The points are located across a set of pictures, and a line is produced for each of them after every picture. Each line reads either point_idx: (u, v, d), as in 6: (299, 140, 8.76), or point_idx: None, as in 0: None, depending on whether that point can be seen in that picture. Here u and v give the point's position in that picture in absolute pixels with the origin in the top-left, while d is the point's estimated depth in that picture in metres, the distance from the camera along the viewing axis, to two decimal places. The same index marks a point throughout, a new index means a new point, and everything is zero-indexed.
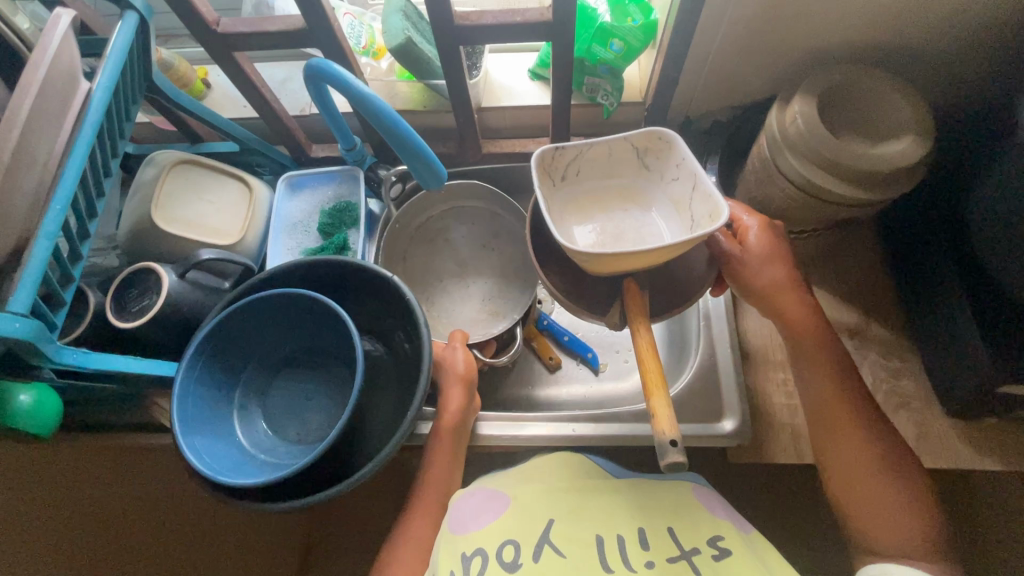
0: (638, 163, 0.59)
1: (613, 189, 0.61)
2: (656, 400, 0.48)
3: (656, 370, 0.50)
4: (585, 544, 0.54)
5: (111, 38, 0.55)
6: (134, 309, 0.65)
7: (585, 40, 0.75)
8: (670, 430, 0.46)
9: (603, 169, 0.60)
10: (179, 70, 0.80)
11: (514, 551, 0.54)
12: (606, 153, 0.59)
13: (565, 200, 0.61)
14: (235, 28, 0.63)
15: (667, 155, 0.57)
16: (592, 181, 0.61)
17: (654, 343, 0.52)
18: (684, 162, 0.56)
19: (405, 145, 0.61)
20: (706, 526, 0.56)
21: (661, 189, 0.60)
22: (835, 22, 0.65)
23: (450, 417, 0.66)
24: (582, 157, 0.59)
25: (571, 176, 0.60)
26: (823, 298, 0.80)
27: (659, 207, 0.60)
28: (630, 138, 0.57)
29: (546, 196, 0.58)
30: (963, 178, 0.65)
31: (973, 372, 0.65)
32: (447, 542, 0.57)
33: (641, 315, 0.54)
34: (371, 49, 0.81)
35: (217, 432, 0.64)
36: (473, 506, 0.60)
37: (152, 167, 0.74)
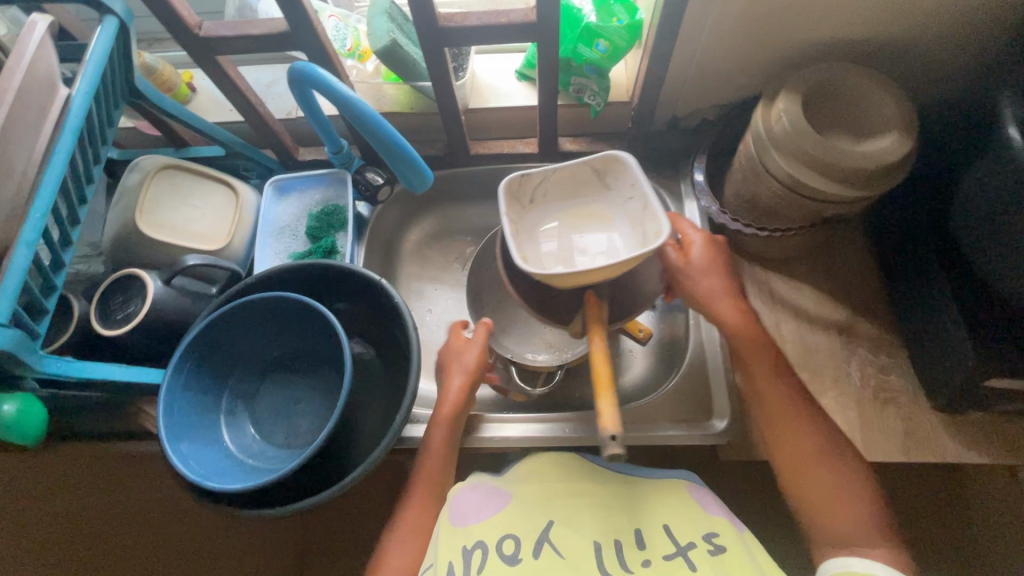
0: (599, 183, 0.64)
1: (576, 208, 0.66)
2: (603, 402, 0.50)
3: (607, 375, 0.52)
4: (584, 547, 0.54)
5: (91, 44, 0.54)
6: (119, 316, 0.64)
7: (571, 41, 0.75)
8: (612, 426, 0.48)
9: (566, 192, 0.65)
10: (163, 74, 0.79)
11: (514, 545, 0.54)
12: (568, 176, 0.64)
13: (533, 221, 0.66)
14: (217, 32, 0.62)
15: (623, 176, 0.62)
16: (558, 203, 0.66)
17: (608, 351, 0.55)
18: (637, 183, 0.61)
19: (391, 149, 0.62)
20: (700, 522, 0.56)
21: (618, 207, 0.64)
22: (819, 21, 0.65)
23: (448, 408, 0.65)
24: (548, 181, 0.64)
25: (538, 199, 0.65)
26: (812, 295, 0.80)
27: (618, 224, 0.64)
28: (590, 162, 0.63)
29: (515, 217, 0.63)
30: (944, 176, 0.66)
31: (958, 367, 0.66)
32: (447, 532, 0.57)
33: (597, 325, 0.57)
34: (356, 52, 0.80)
35: (204, 437, 0.63)
36: (477, 498, 0.59)
37: (136, 172, 0.73)
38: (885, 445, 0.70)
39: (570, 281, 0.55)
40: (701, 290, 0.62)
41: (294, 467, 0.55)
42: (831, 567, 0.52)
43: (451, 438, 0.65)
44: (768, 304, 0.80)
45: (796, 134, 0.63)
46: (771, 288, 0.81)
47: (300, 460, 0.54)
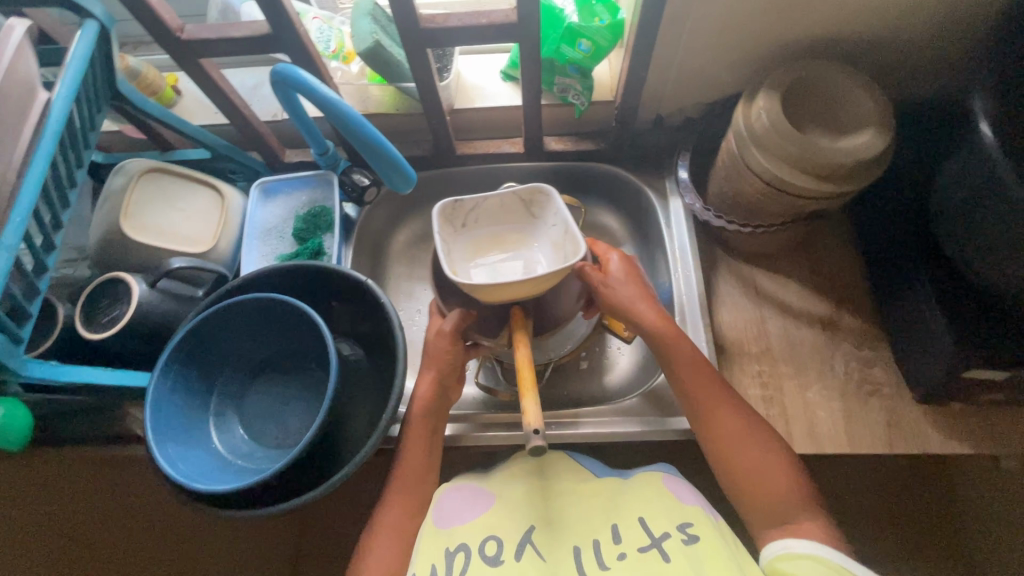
0: (527, 212, 0.68)
1: (505, 234, 0.69)
2: (527, 400, 0.53)
3: (529, 376, 0.56)
4: (565, 550, 0.55)
5: (70, 48, 0.54)
6: (104, 320, 0.64)
7: (553, 41, 0.75)
8: (535, 420, 0.51)
9: (495, 218, 0.68)
10: (147, 77, 0.79)
11: (497, 546, 0.55)
12: (497, 204, 0.67)
13: (465, 244, 0.68)
14: (199, 34, 0.62)
15: (547, 205, 0.66)
16: (489, 228, 0.68)
17: (531, 357, 0.59)
18: (560, 212, 0.64)
19: (373, 150, 0.62)
20: (675, 513, 0.56)
21: (544, 232, 0.68)
22: (797, 18, 0.66)
23: (420, 405, 0.64)
24: (478, 209, 0.67)
25: (470, 224, 0.68)
26: (796, 289, 0.81)
27: (544, 247, 0.67)
28: (518, 192, 0.66)
29: (447, 238, 0.66)
30: (921, 170, 0.67)
31: (938, 359, 0.67)
32: (430, 533, 0.58)
33: (522, 335, 0.61)
34: (340, 54, 0.80)
35: (192, 438, 0.63)
36: (460, 501, 0.61)
37: (120, 175, 0.73)
38: (869, 437, 0.71)
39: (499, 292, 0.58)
40: (622, 297, 0.65)
41: (281, 466, 0.55)
42: (773, 547, 0.55)
43: (424, 438, 0.64)
44: (753, 300, 0.81)
45: (774, 131, 0.64)
46: (756, 284, 0.82)
47: (287, 459, 0.55)
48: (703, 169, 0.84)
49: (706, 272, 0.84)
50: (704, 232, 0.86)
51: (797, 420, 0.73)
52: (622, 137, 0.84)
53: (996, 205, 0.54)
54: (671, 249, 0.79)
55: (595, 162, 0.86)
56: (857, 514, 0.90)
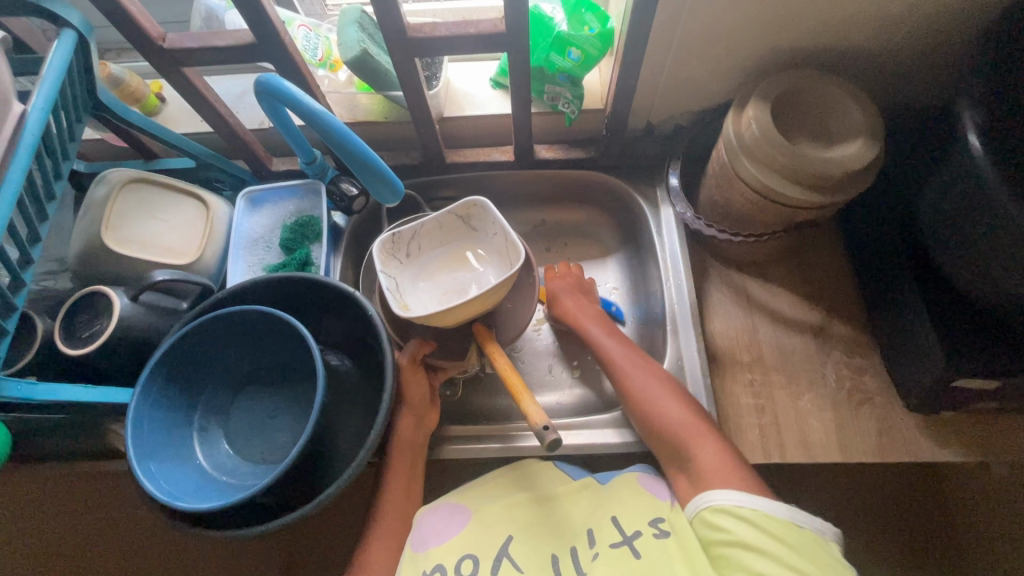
0: (466, 228, 0.68)
1: (450, 254, 0.69)
2: (525, 401, 0.55)
3: (520, 380, 0.57)
4: (543, 559, 0.56)
5: (47, 58, 0.53)
6: (84, 335, 0.63)
7: (543, 49, 0.75)
8: (541, 417, 0.54)
9: (438, 241, 0.69)
10: (130, 85, 0.78)
11: (473, 566, 0.56)
12: (436, 227, 0.68)
13: (415, 273, 0.68)
14: (181, 43, 0.61)
15: (484, 216, 0.67)
16: (433, 253, 0.69)
17: (512, 364, 0.61)
18: (495, 223, 0.65)
19: (358, 161, 0.61)
20: (646, 509, 0.58)
21: (488, 245, 0.68)
22: (785, 27, 0.66)
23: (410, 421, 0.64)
24: (418, 235, 0.67)
25: (415, 252, 0.68)
26: (787, 298, 0.81)
27: (490, 261, 0.68)
28: (452, 210, 0.67)
29: (395, 273, 0.66)
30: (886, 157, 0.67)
31: (927, 368, 0.67)
32: (408, 559, 0.57)
33: (495, 346, 0.63)
34: (328, 62, 0.79)
35: (175, 454, 0.62)
36: (437, 522, 0.60)
37: (102, 185, 0.71)
38: (860, 446, 0.71)
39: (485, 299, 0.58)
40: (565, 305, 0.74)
41: (264, 485, 0.54)
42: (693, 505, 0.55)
43: (411, 459, 0.64)
44: (744, 308, 0.81)
45: (764, 142, 0.64)
46: (747, 292, 0.82)
47: (271, 478, 0.54)
48: (694, 176, 0.84)
49: (698, 280, 0.83)
50: (695, 240, 0.86)
51: (788, 428, 0.72)
52: (612, 145, 0.83)
53: (983, 215, 0.55)
54: (662, 257, 0.79)
55: (586, 170, 0.86)
56: (856, 525, 0.90)
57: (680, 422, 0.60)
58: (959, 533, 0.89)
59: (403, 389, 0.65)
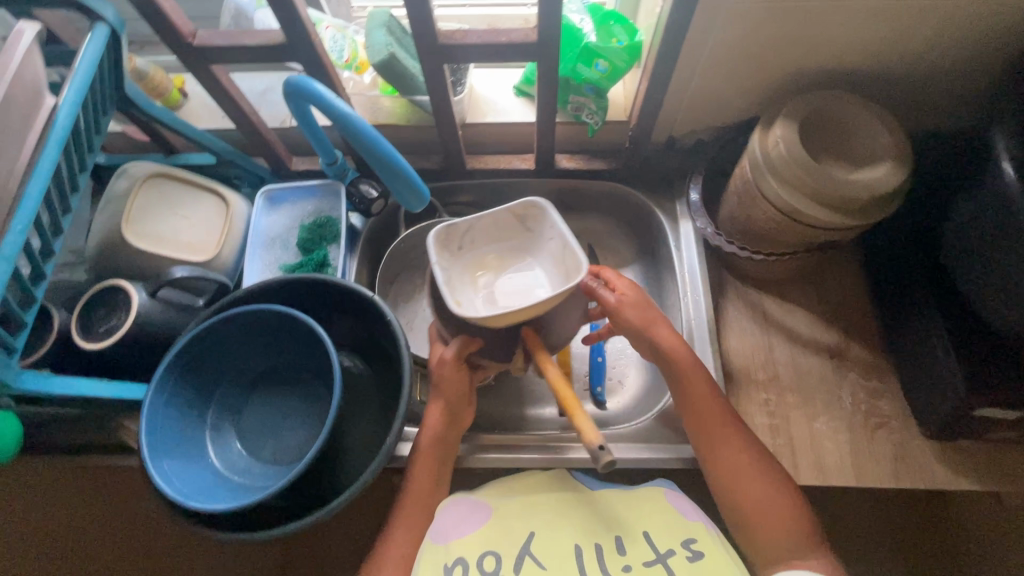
0: (520, 228, 0.67)
1: (503, 251, 0.68)
2: (579, 419, 0.52)
3: (574, 396, 0.55)
4: (565, 556, 0.55)
5: (80, 50, 0.53)
6: (101, 329, 0.62)
7: (570, 60, 0.74)
8: (595, 437, 0.51)
9: (491, 236, 0.67)
10: (155, 79, 0.78)
11: (495, 562, 0.55)
12: (492, 222, 0.66)
13: (465, 267, 0.67)
14: (212, 41, 0.61)
15: (542, 219, 0.65)
16: (486, 247, 0.68)
17: (562, 372, 0.58)
18: (555, 227, 0.64)
19: (384, 164, 0.61)
20: (678, 528, 0.56)
21: (541, 248, 0.67)
22: (819, 46, 0.65)
23: (430, 432, 0.63)
24: (474, 230, 0.66)
25: (468, 245, 0.67)
26: (803, 318, 0.81)
27: (542, 263, 0.67)
28: (510, 208, 0.65)
29: (447, 267, 0.65)
30: (937, 187, 0.67)
31: (947, 393, 0.66)
32: (428, 552, 0.55)
33: (545, 355, 0.59)
34: (354, 63, 0.78)
35: (188, 453, 0.62)
36: (458, 515, 0.59)
37: (124, 179, 0.71)
38: (875, 471, 0.70)
39: (516, 315, 0.57)
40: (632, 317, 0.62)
41: (280, 488, 0.53)
42: None
43: (435, 466, 0.62)
44: (762, 327, 0.80)
45: (791, 161, 0.64)
46: (764, 310, 0.82)
47: (289, 479, 0.53)
48: (716, 191, 0.83)
49: (715, 296, 0.83)
50: (713, 256, 0.85)
51: (802, 450, 0.72)
52: (634, 158, 0.83)
53: (1012, 246, 0.54)
54: (681, 272, 0.78)
55: (606, 181, 0.85)
56: (862, 551, 0.89)
57: (727, 443, 0.61)
58: (965, 568, 0.88)
59: (440, 385, 0.63)
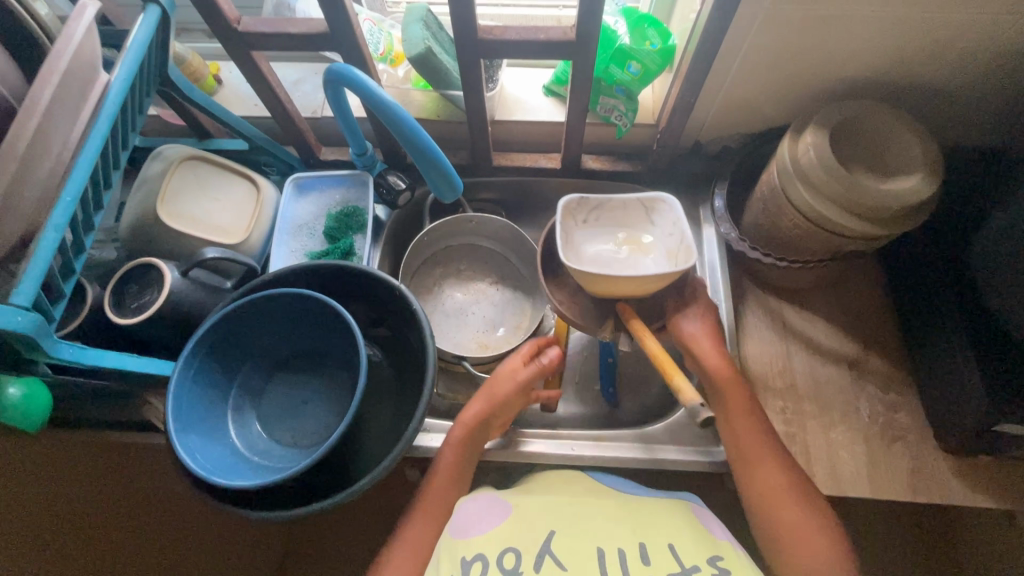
0: (645, 219, 0.67)
1: (621, 241, 0.68)
2: (678, 380, 0.56)
3: (671, 360, 0.58)
4: (587, 555, 0.52)
5: (132, 31, 0.54)
6: (133, 305, 0.63)
7: (603, 61, 0.75)
8: (694, 396, 0.54)
9: (616, 220, 0.68)
10: (192, 64, 0.80)
11: (515, 559, 0.53)
12: (620, 206, 0.67)
13: (582, 239, 0.68)
14: (255, 28, 0.62)
15: (668, 213, 0.65)
16: (608, 228, 0.68)
17: (661, 345, 0.61)
18: (678, 223, 0.63)
19: (421, 154, 0.62)
20: (705, 547, 0.54)
21: (659, 240, 0.66)
22: (854, 55, 0.66)
23: (461, 429, 0.65)
24: (602, 207, 0.67)
25: (592, 221, 0.68)
26: (822, 328, 0.81)
27: (653, 254, 0.66)
28: (641, 198, 0.66)
29: (567, 231, 0.66)
30: (971, 205, 0.67)
31: (969, 409, 0.66)
32: (447, 547, 0.56)
33: (641, 324, 0.62)
34: (389, 56, 0.80)
35: (211, 432, 0.62)
36: (477, 511, 0.59)
37: (159, 161, 0.72)
38: (891, 484, 0.70)
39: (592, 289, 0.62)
40: (688, 329, 0.65)
41: (303, 469, 0.54)
42: None
43: (461, 463, 0.65)
44: (781, 335, 0.81)
45: (821, 169, 0.64)
46: (784, 318, 0.82)
47: (311, 461, 0.53)
48: (740, 198, 0.84)
49: (735, 302, 0.83)
50: (735, 262, 0.86)
51: (819, 459, 0.71)
52: (661, 161, 0.83)
53: None
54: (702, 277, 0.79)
55: (631, 184, 0.86)
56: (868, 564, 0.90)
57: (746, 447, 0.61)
58: None
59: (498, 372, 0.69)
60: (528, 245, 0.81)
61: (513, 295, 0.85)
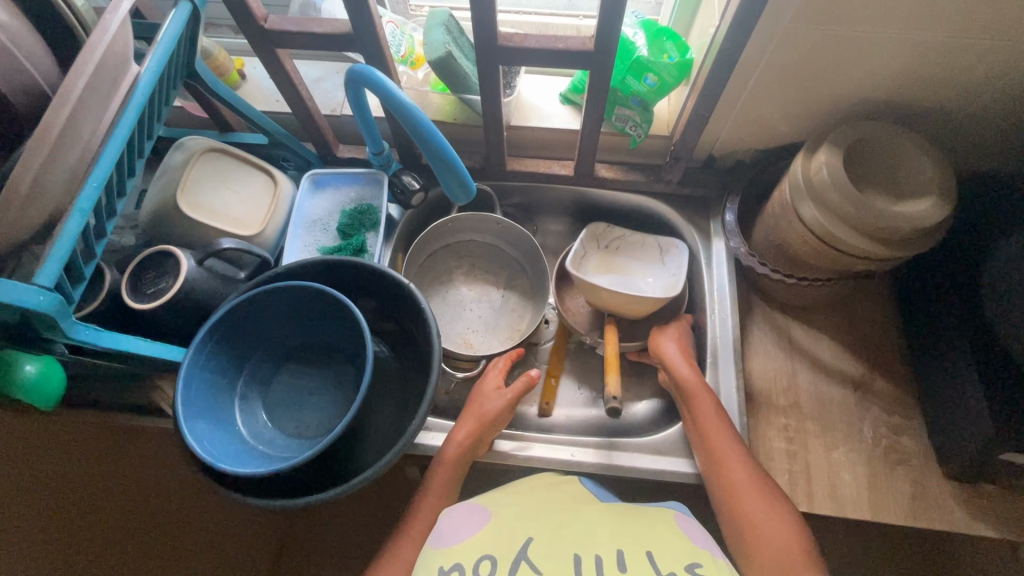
0: (656, 257, 0.80)
1: (628, 266, 0.80)
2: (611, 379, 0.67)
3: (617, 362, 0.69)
4: (564, 561, 0.53)
5: (163, 25, 0.56)
6: (149, 291, 0.65)
7: (621, 72, 0.76)
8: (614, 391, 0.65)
9: (632, 251, 0.81)
10: (217, 59, 0.81)
11: (491, 566, 0.53)
12: (640, 242, 0.81)
13: (599, 259, 0.81)
14: (281, 26, 0.64)
15: (677, 255, 0.78)
16: (622, 255, 0.81)
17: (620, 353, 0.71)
18: (682, 265, 0.77)
19: (438, 156, 0.63)
20: (684, 552, 0.54)
21: (660, 274, 0.79)
22: (872, 77, 0.66)
23: (452, 450, 0.66)
24: (624, 240, 0.82)
25: (612, 248, 0.82)
26: (827, 346, 0.81)
27: (652, 284, 0.78)
28: (659, 239, 0.80)
29: (589, 247, 0.81)
30: (986, 229, 0.67)
31: (973, 436, 0.65)
32: (427, 556, 0.56)
33: (613, 333, 0.73)
34: (409, 58, 0.82)
35: (218, 420, 0.63)
36: (455, 518, 0.59)
37: (181, 152, 0.74)
38: (890, 508, 0.69)
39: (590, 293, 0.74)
40: (664, 346, 0.73)
41: (306, 460, 0.54)
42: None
43: (453, 481, 0.66)
44: (786, 352, 0.80)
45: (834, 188, 0.64)
46: (790, 335, 0.82)
47: (314, 453, 0.54)
48: (750, 214, 0.84)
49: (742, 317, 0.83)
50: (743, 277, 0.86)
51: (819, 479, 0.71)
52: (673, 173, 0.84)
53: None
54: (709, 290, 0.79)
55: (642, 194, 0.87)
56: None
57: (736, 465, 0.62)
58: None
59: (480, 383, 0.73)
60: (538, 252, 0.82)
61: (520, 299, 0.85)
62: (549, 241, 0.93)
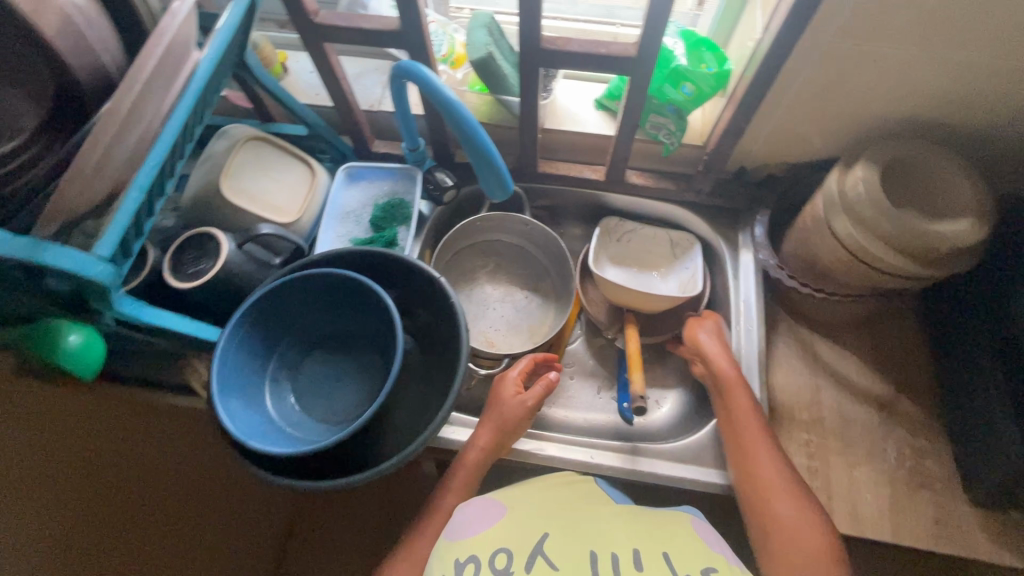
0: (668, 252, 0.84)
1: (642, 262, 0.84)
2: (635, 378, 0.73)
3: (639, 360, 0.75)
4: (578, 559, 0.55)
5: (222, 15, 0.58)
6: (189, 271, 0.67)
7: (658, 80, 0.77)
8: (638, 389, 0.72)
9: (644, 246, 0.85)
10: (263, 51, 0.84)
11: (506, 559, 0.55)
12: (651, 236, 0.86)
13: (613, 253, 0.85)
14: (331, 21, 0.66)
15: (689, 252, 0.83)
16: (636, 250, 0.85)
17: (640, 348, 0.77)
18: (696, 260, 0.82)
19: (477, 154, 0.64)
20: (697, 556, 0.55)
21: (674, 271, 0.83)
22: (913, 95, 0.66)
23: (474, 453, 0.66)
24: (635, 234, 0.86)
25: (625, 242, 0.86)
26: (852, 364, 0.80)
27: (666, 280, 0.82)
28: (670, 234, 0.85)
29: (603, 242, 0.84)
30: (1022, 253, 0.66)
31: (1002, 462, 0.64)
32: (443, 548, 0.58)
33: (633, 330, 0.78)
34: (450, 58, 0.83)
35: (249, 401, 0.65)
36: (471, 513, 0.60)
37: (225, 139, 0.76)
38: (912, 531, 0.68)
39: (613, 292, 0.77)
40: (700, 336, 0.73)
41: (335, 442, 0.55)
42: None
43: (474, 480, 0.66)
44: (810, 368, 0.80)
45: (870, 204, 0.64)
46: (815, 351, 0.81)
47: (343, 435, 0.55)
48: (779, 227, 0.84)
49: (766, 330, 0.83)
50: (770, 289, 0.85)
51: (840, 497, 0.70)
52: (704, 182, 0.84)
53: None
54: (736, 300, 0.79)
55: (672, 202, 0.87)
56: None
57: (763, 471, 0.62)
58: None
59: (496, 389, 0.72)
60: (565, 253, 0.82)
61: (545, 300, 0.86)
62: (576, 244, 0.93)
